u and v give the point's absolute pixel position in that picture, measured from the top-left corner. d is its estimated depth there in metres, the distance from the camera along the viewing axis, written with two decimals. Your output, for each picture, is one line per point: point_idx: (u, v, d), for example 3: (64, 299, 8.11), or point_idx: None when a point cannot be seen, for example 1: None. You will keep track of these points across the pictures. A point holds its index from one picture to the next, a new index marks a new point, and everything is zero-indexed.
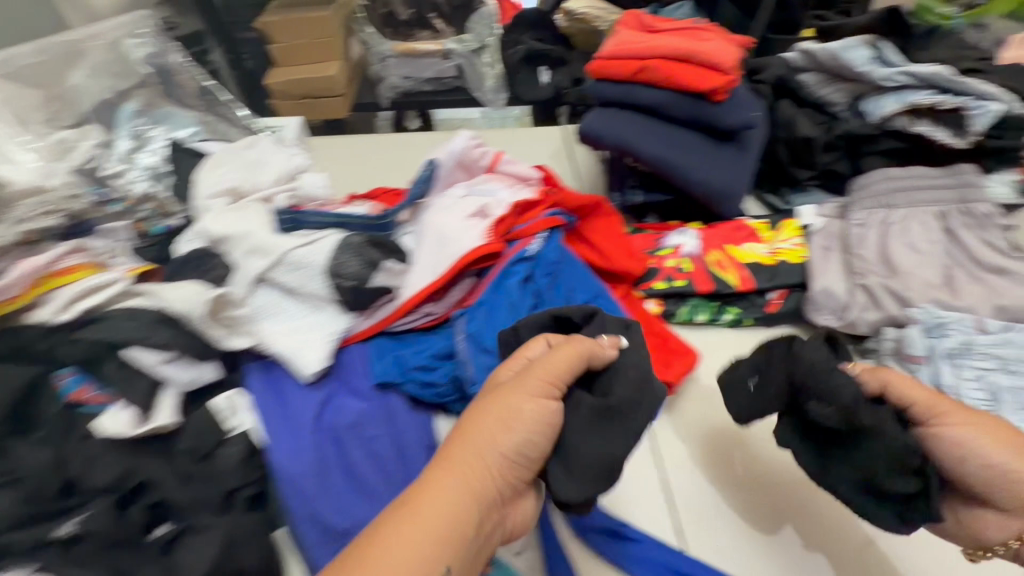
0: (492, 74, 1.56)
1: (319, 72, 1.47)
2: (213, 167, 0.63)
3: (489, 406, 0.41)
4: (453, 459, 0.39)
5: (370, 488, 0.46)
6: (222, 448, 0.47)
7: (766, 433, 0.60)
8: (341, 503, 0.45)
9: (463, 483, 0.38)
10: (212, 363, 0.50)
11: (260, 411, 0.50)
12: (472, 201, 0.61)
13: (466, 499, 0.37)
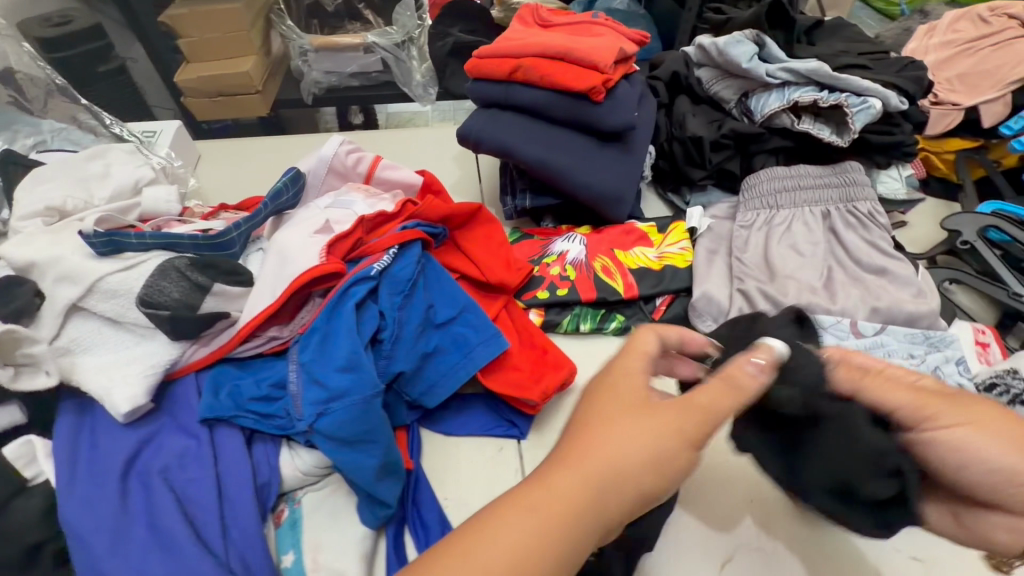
0: (420, 68, 1.50)
1: (233, 68, 1.40)
2: (38, 183, 0.57)
3: (519, 501, 0.35)
4: (508, 527, 0.34)
5: (173, 539, 0.42)
6: (19, 499, 0.42)
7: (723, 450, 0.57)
8: (138, 559, 0.41)
9: (538, 537, 0.34)
10: (11, 406, 0.46)
11: (58, 457, 0.44)
12: (323, 217, 0.57)
13: (585, 510, 0.35)
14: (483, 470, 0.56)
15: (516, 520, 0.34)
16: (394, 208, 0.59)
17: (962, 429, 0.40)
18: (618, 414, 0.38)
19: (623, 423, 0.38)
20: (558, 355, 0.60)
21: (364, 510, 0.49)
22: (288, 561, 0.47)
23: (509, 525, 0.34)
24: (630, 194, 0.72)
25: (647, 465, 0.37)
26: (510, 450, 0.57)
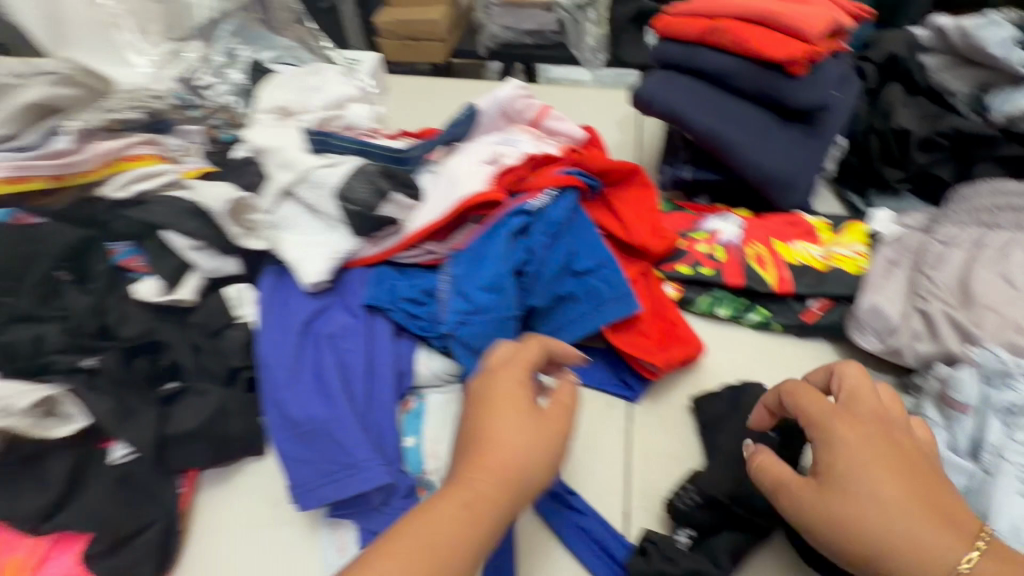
0: (595, 32, 1.51)
1: (424, 14, 1.50)
2: (274, 87, 0.69)
3: (445, 498, 0.39)
4: (440, 516, 0.38)
5: (331, 392, 0.50)
6: (230, 331, 0.54)
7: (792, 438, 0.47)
8: (305, 400, 0.49)
9: (462, 527, 0.38)
10: (235, 259, 0.57)
11: (260, 305, 0.55)
12: (491, 149, 0.60)
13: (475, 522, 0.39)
14: (591, 421, 0.57)
15: (447, 516, 0.38)
16: (558, 152, 0.60)
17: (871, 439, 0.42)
18: (504, 411, 0.43)
19: (502, 420, 0.43)
20: (687, 332, 0.60)
21: None
22: (408, 443, 0.52)
23: (433, 523, 0.38)
24: (805, 183, 0.66)
25: (515, 465, 0.41)
26: (620, 410, 0.58)
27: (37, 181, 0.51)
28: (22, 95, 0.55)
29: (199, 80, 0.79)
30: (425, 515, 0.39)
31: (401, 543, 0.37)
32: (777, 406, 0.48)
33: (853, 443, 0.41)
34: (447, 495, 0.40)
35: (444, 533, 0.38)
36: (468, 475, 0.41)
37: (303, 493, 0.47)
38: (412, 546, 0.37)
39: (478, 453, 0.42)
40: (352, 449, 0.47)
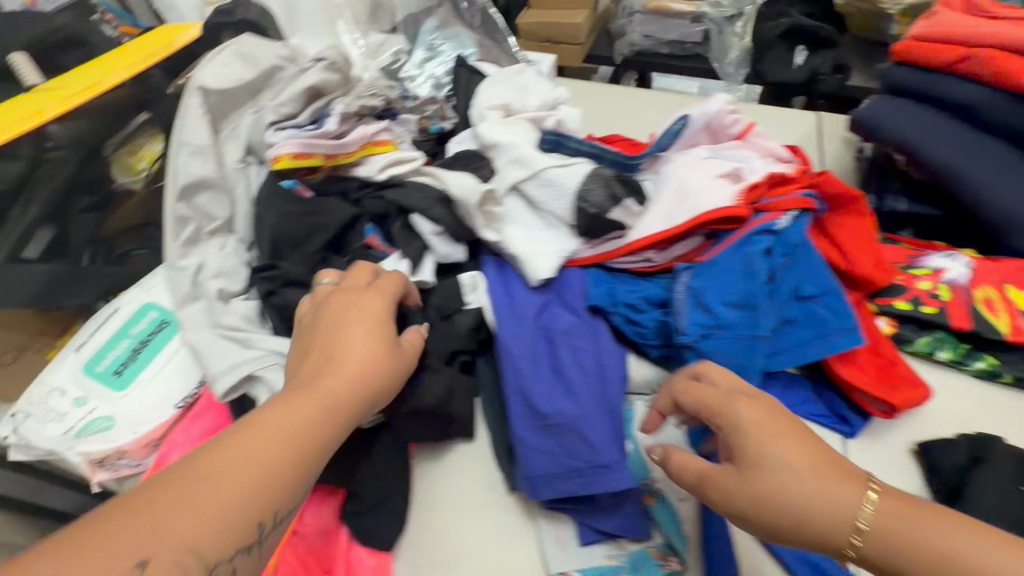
0: (739, 46, 1.46)
1: (567, 17, 1.50)
2: (492, 84, 0.71)
3: (284, 409, 0.41)
4: (301, 404, 0.41)
5: (573, 386, 0.52)
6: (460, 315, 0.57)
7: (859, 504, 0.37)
8: (549, 391, 0.52)
9: (302, 432, 0.40)
10: (462, 246, 0.58)
11: (490, 294, 0.57)
12: (724, 163, 0.60)
13: (313, 422, 0.41)
14: None
15: (276, 418, 0.40)
16: (793, 172, 0.59)
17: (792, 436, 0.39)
18: (356, 327, 0.46)
19: (362, 340, 0.46)
20: (911, 372, 0.57)
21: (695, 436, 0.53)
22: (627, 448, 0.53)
23: (275, 423, 0.40)
24: None
25: (356, 374, 0.44)
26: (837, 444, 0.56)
27: (314, 159, 0.56)
28: (299, 78, 0.59)
29: (404, 72, 0.83)
30: (292, 404, 0.41)
31: (277, 427, 0.40)
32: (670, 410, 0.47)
33: (752, 418, 0.40)
34: (296, 397, 0.42)
35: (298, 419, 0.41)
36: (324, 380, 0.43)
37: (548, 483, 0.50)
38: (277, 427, 0.40)
39: (334, 364, 0.44)
40: (601, 447, 0.49)
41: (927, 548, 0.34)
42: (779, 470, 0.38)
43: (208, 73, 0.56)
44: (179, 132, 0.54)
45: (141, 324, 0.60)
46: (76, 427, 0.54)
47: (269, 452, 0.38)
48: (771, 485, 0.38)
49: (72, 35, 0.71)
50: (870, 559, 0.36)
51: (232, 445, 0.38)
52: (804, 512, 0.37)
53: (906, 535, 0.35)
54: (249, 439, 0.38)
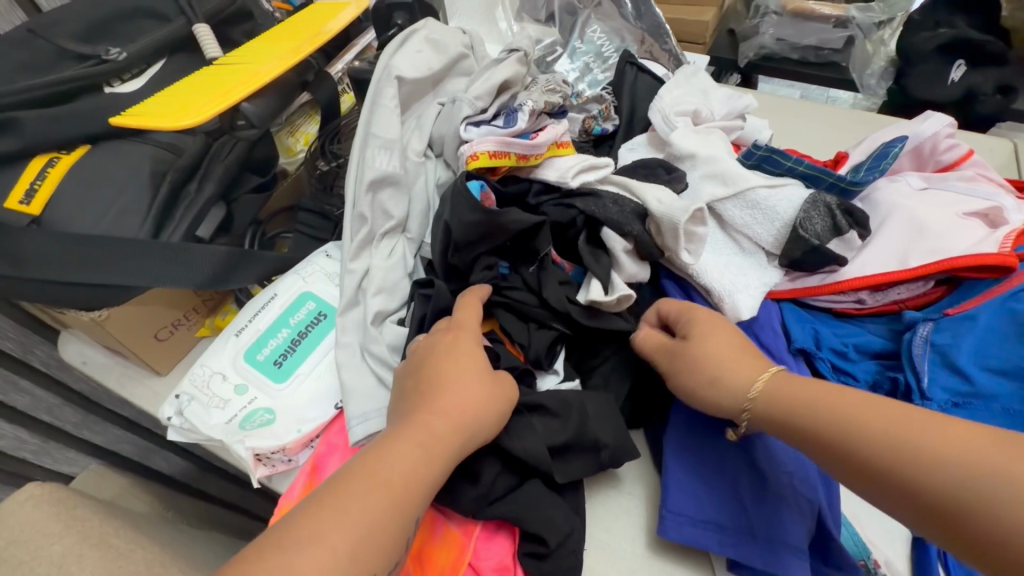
0: (884, 56, 1.33)
1: (695, 15, 1.39)
2: (673, 88, 0.65)
3: (387, 449, 0.38)
4: (401, 446, 0.38)
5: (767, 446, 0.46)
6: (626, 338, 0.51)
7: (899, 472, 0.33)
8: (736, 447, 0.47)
9: (410, 474, 0.37)
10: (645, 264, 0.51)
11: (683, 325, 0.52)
12: (965, 202, 0.52)
13: (421, 468, 0.38)
14: None
15: (380, 462, 0.37)
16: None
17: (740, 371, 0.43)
18: (462, 370, 0.43)
19: (462, 377, 0.43)
20: None
21: None
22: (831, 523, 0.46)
23: (384, 467, 0.37)
24: None
25: (455, 416, 0.41)
26: None
27: (510, 159, 0.52)
28: (484, 72, 0.59)
29: (559, 67, 0.78)
30: (390, 447, 0.38)
31: (380, 475, 0.37)
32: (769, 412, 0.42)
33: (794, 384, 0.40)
34: (396, 439, 0.39)
35: (403, 462, 0.38)
36: (422, 418, 0.41)
37: (735, 546, 0.44)
38: (378, 476, 0.37)
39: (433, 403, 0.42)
40: (792, 527, 0.43)
41: (900, 449, 0.33)
42: (750, 380, 0.42)
43: (401, 61, 0.58)
44: (372, 124, 0.55)
45: (300, 313, 0.57)
46: (239, 417, 0.52)
47: (374, 503, 0.35)
48: (776, 404, 0.40)
49: (241, 10, 0.69)
50: (846, 462, 0.36)
51: (334, 496, 0.35)
52: (821, 424, 0.37)
53: (878, 437, 0.35)
54: (357, 487, 0.36)
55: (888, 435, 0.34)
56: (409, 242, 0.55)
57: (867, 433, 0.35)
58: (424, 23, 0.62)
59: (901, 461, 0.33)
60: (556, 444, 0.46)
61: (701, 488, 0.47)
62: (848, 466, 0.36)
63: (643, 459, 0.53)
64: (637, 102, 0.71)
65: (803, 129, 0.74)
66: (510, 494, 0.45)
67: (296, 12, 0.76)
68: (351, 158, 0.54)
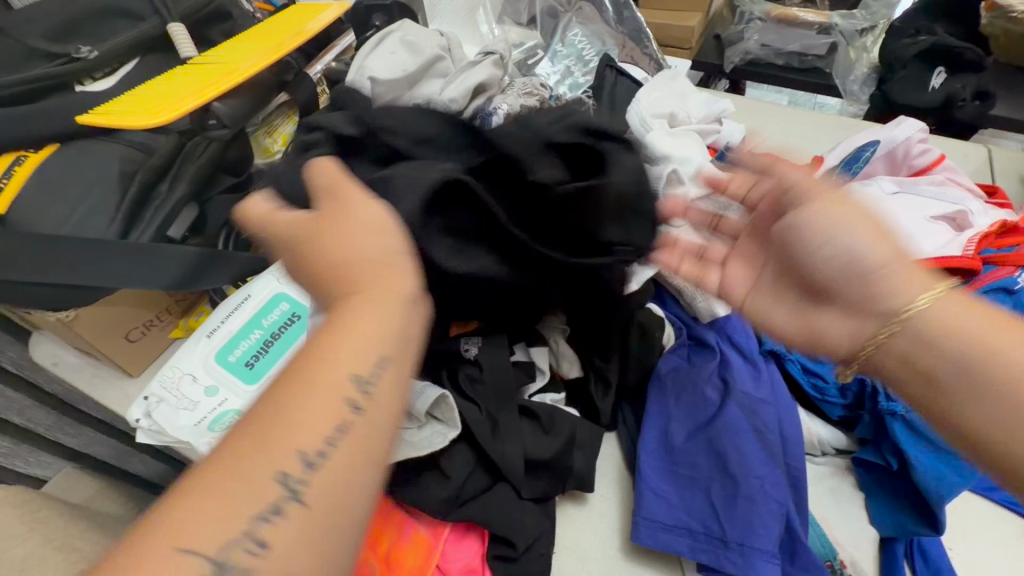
0: (866, 61, 1.34)
1: (681, 20, 1.39)
2: (650, 91, 0.65)
3: (281, 398, 0.28)
4: (336, 335, 0.30)
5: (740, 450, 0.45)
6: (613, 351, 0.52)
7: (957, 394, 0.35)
8: (706, 450, 0.47)
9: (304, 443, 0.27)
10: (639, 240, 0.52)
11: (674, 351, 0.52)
12: (931, 206, 0.54)
13: (318, 425, 0.27)
14: (1002, 547, 0.47)
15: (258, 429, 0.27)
16: (1019, 222, 0.52)
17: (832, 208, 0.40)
18: (376, 291, 0.31)
19: (372, 300, 0.31)
20: None
21: (878, 513, 0.46)
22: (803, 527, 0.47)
23: (285, 433, 0.27)
24: None
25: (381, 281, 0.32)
26: None
27: None
28: (460, 75, 0.59)
29: (540, 69, 0.78)
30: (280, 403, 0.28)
31: (317, 376, 0.29)
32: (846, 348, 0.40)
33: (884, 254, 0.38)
34: (331, 331, 0.30)
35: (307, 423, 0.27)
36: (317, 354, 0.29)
37: (704, 555, 0.44)
38: (266, 443, 0.27)
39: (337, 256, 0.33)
40: (763, 532, 0.43)
41: (993, 357, 0.34)
42: (912, 297, 0.37)
43: (375, 63, 0.58)
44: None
45: (273, 315, 0.57)
46: (208, 418, 0.51)
47: (257, 479, 0.26)
48: (919, 328, 0.36)
49: (219, 9, 0.68)
50: (939, 378, 0.35)
51: (214, 475, 0.26)
52: (944, 353, 0.35)
53: (956, 348, 0.35)
54: (243, 459, 0.26)
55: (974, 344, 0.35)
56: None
57: (956, 354, 0.35)
58: (399, 26, 0.62)
59: (999, 380, 0.33)
60: (537, 463, 0.46)
61: (667, 489, 0.47)
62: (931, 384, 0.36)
63: (617, 460, 0.52)
64: (617, 106, 0.71)
65: (780, 133, 0.75)
66: (481, 497, 0.45)
67: (276, 12, 0.76)
68: (324, 159, 0.54)
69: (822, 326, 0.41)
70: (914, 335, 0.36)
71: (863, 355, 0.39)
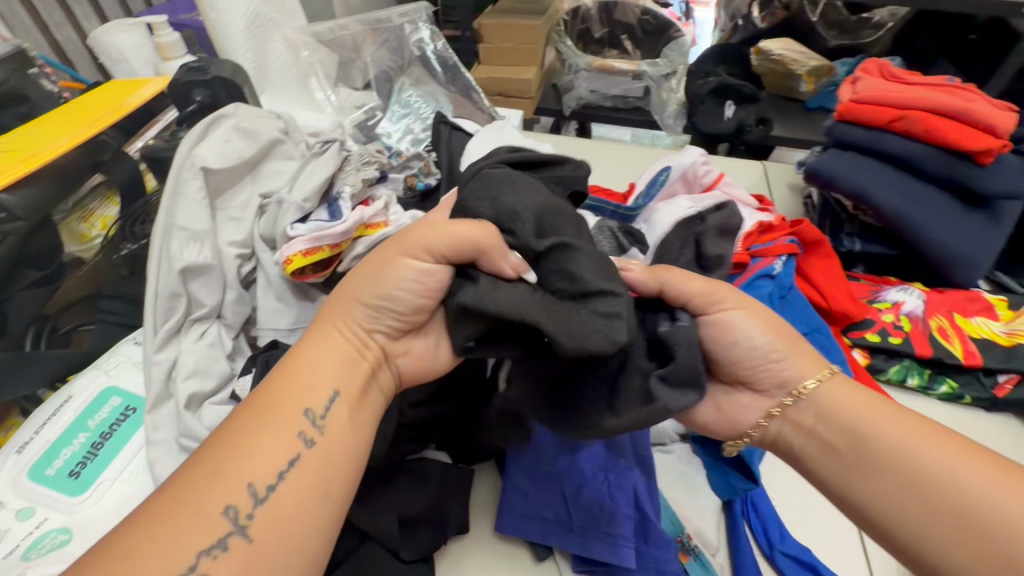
0: (675, 100, 1.59)
1: (519, 74, 1.55)
2: (478, 142, 0.72)
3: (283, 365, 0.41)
4: (312, 344, 0.42)
5: (599, 460, 0.51)
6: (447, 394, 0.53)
7: (870, 481, 0.40)
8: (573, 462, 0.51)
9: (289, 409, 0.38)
10: None
11: None
12: (715, 215, 0.65)
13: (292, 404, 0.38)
14: (808, 492, 0.56)
15: (274, 388, 0.39)
16: (776, 220, 0.65)
17: (744, 317, 0.46)
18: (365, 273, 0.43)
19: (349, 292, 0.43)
20: None
21: (716, 478, 0.54)
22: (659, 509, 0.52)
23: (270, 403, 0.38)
24: (984, 262, 0.70)
25: (375, 306, 0.43)
26: None
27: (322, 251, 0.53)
28: (308, 166, 0.61)
29: (380, 128, 0.83)
30: (290, 363, 0.41)
31: (287, 380, 0.39)
32: (794, 403, 0.45)
33: (845, 394, 0.43)
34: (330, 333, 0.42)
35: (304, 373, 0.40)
36: (318, 330, 0.43)
37: (574, 546, 0.48)
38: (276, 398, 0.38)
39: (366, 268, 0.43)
40: (616, 526, 0.48)
41: (900, 454, 0.39)
42: (801, 378, 0.45)
43: (206, 151, 0.55)
44: (174, 215, 0.52)
45: (101, 413, 0.52)
46: (23, 546, 0.44)
47: (265, 439, 0.36)
48: (820, 401, 0.44)
49: (10, 92, 0.64)
50: (873, 465, 0.40)
51: (216, 446, 0.36)
52: (848, 425, 0.42)
53: (888, 437, 0.40)
54: (257, 407, 0.38)
55: (885, 447, 0.40)
56: (297, 330, 0.55)
57: (855, 425, 0.42)
58: (234, 110, 0.62)
59: (925, 508, 0.37)
60: (408, 516, 0.46)
61: (542, 506, 0.50)
62: (839, 453, 0.42)
63: (490, 488, 0.54)
64: (456, 156, 0.76)
65: (601, 167, 0.86)
66: (350, 558, 0.45)
67: (88, 90, 0.72)
68: (150, 251, 0.50)
69: (745, 373, 0.47)
70: (821, 408, 0.44)
71: (782, 413, 0.46)
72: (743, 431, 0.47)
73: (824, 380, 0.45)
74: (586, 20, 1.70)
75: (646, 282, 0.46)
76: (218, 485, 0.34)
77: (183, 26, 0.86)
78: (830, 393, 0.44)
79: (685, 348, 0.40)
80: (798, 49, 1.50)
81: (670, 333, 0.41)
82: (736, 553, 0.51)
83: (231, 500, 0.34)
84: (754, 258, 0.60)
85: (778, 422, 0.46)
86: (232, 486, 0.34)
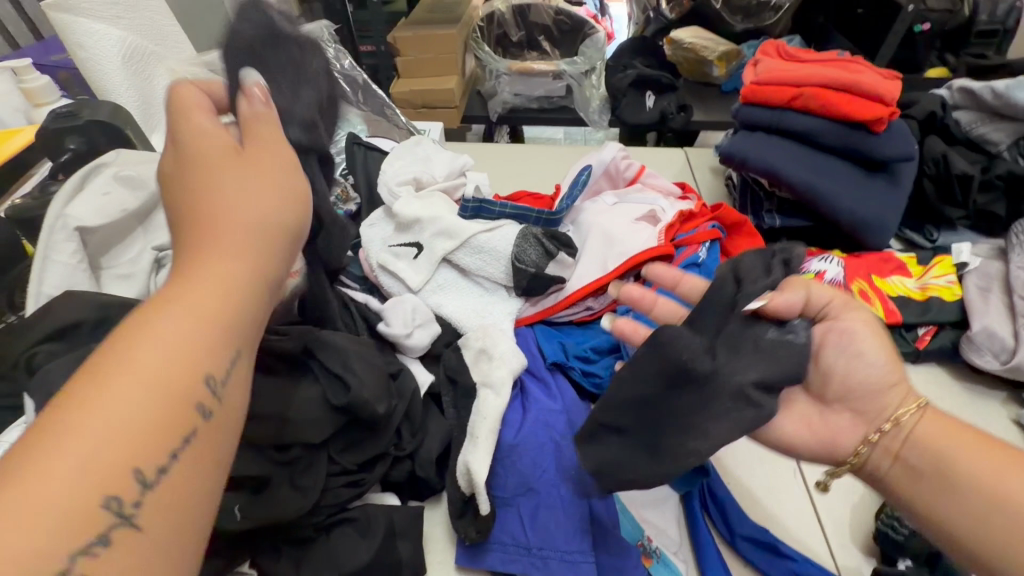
0: (598, 95, 1.61)
1: (440, 84, 1.53)
2: (392, 160, 0.69)
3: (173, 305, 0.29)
4: (208, 278, 0.31)
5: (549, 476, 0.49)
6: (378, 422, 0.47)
7: (975, 521, 0.35)
8: (523, 482, 0.49)
9: (210, 327, 0.30)
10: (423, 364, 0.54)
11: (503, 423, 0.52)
12: (637, 208, 0.66)
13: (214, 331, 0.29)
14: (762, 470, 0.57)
15: (179, 322, 0.29)
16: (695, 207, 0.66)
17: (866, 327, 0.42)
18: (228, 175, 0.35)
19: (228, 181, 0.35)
20: None
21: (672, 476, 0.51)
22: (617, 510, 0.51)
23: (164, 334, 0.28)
24: (891, 223, 0.74)
25: (271, 206, 0.35)
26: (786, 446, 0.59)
27: None
28: None
29: None
30: (166, 312, 0.29)
31: (173, 326, 0.29)
32: (879, 425, 0.40)
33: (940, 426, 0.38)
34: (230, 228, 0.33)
35: (203, 309, 0.30)
36: (211, 245, 0.32)
37: (534, 570, 0.46)
38: (171, 335, 0.28)
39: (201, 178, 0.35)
40: (572, 541, 0.46)
41: (1000, 497, 0.35)
42: (898, 405, 0.40)
43: (80, 209, 0.50)
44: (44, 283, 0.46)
45: None
46: None
47: (157, 388, 0.27)
48: (915, 430, 0.39)
49: None
50: (977, 501, 0.35)
51: (64, 425, 0.24)
52: (943, 456, 0.37)
53: (988, 472, 0.36)
54: (145, 353, 0.27)
55: (978, 484, 0.35)
56: None
57: (957, 459, 0.37)
58: (114, 158, 0.56)
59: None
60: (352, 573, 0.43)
61: (497, 535, 0.48)
62: (935, 484, 0.37)
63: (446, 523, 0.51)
64: (373, 178, 0.73)
65: (527, 172, 0.85)
66: None
67: None
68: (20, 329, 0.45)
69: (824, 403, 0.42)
70: (915, 439, 0.39)
71: (875, 439, 0.40)
72: (840, 457, 0.41)
73: (917, 408, 0.40)
74: (502, 25, 1.70)
75: (794, 291, 0.42)
76: (84, 477, 0.24)
77: (54, 67, 0.79)
78: (929, 424, 0.39)
79: (796, 361, 0.40)
80: (706, 36, 1.55)
81: (785, 347, 0.41)
82: (698, 548, 0.50)
83: (107, 491, 0.24)
84: (679, 247, 0.61)
85: (871, 451, 0.40)
86: (81, 491, 0.24)
